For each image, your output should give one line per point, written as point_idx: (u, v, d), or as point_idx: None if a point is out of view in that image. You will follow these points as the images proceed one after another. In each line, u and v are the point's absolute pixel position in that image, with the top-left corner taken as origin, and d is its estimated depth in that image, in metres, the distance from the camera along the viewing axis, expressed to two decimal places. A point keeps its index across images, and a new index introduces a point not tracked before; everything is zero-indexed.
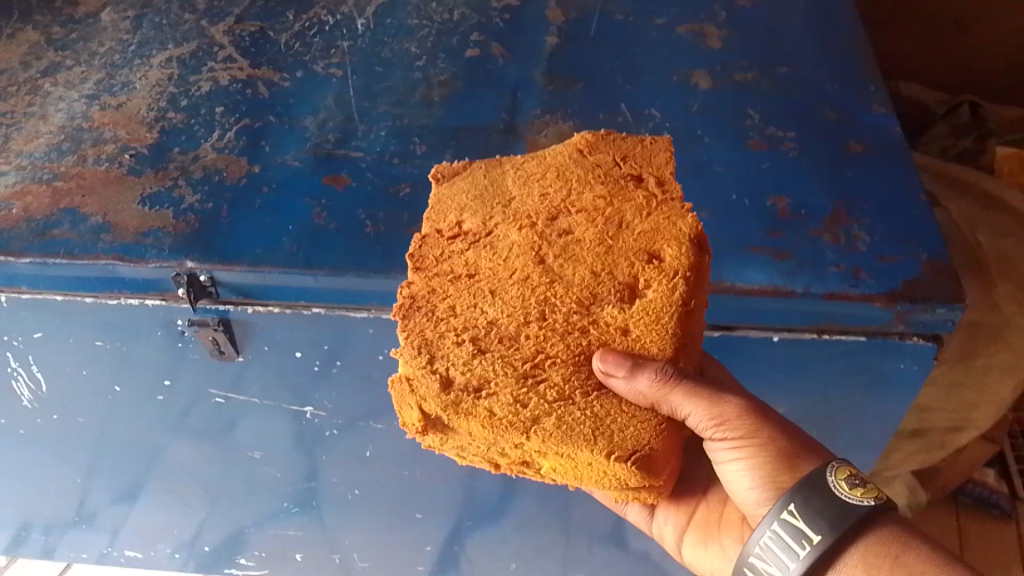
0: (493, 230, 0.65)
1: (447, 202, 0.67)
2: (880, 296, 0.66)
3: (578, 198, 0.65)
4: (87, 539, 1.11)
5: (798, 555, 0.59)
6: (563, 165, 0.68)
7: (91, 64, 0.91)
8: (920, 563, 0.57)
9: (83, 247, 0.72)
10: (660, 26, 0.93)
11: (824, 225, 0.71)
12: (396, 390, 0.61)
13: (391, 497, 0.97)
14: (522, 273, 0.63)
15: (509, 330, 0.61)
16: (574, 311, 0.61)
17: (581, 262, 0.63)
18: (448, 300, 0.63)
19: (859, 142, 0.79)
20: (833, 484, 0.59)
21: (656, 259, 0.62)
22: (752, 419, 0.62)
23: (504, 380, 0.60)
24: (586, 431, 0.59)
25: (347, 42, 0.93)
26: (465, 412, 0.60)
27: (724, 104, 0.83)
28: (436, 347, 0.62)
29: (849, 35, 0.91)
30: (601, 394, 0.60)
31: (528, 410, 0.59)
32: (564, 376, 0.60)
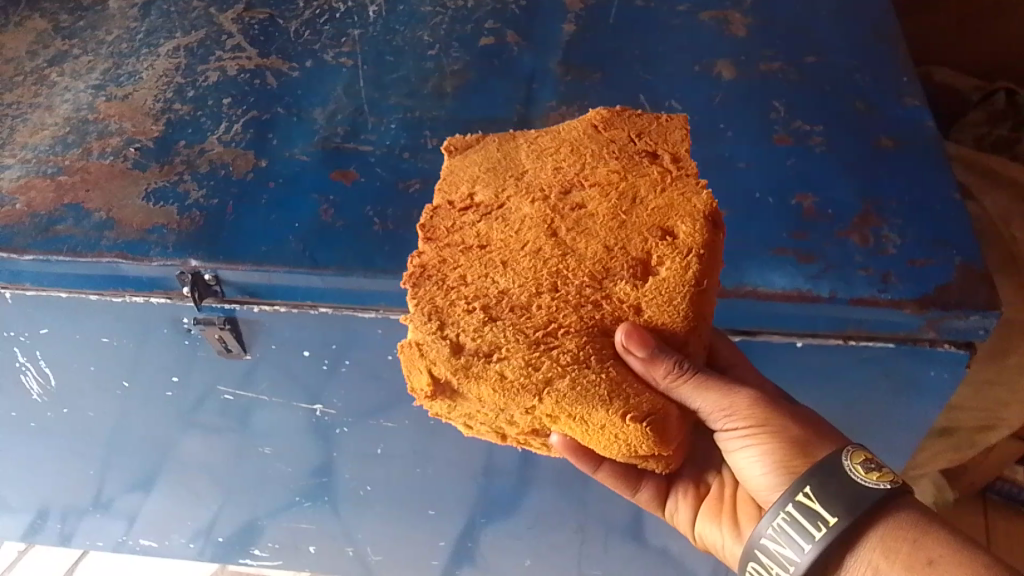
0: (505, 202, 0.63)
1: (459, 173, 0.66)
2: (910, 302, 0.63)
3: (591, 173, 0.64)
4: (103, 527, 1.11)
5: (812, 538, 0.55)
6: (576, 142, 0.67)
7: (97, 53, 0.89)
8: (941, 545, 0.53)
9: (85, 243, 0.70)
10: (681, 12, 0.89)
11: (851, 225, 0.68)
12: (406, 355, 0.58)
13: (404, 494, 0.96)
14: (533, 245, 0.61)
15: (520, 299, 0.59)
16: (586, 283, 0.59)
17: (595, 236, 0.61)
18: (459, 269, 0.60)
19: (890, 136, 0.75)
20: (849, 467, 0.56)
21: (669, 235, 0.60)
22: (763, 411, 0.59)
23: (515, 345, 0.57)
24: (602, 392, 0.55)
25: (357, 30, 0.90)
26: (475, 376, 0.56)
27: (748, 96, 0.79)
28: (446, 311, 0.59)
29: (880, 22, 0.87)
30: (616, 361, 0.56)
31: (538, 372, 0.56)
32: (578, 343, 0.56)
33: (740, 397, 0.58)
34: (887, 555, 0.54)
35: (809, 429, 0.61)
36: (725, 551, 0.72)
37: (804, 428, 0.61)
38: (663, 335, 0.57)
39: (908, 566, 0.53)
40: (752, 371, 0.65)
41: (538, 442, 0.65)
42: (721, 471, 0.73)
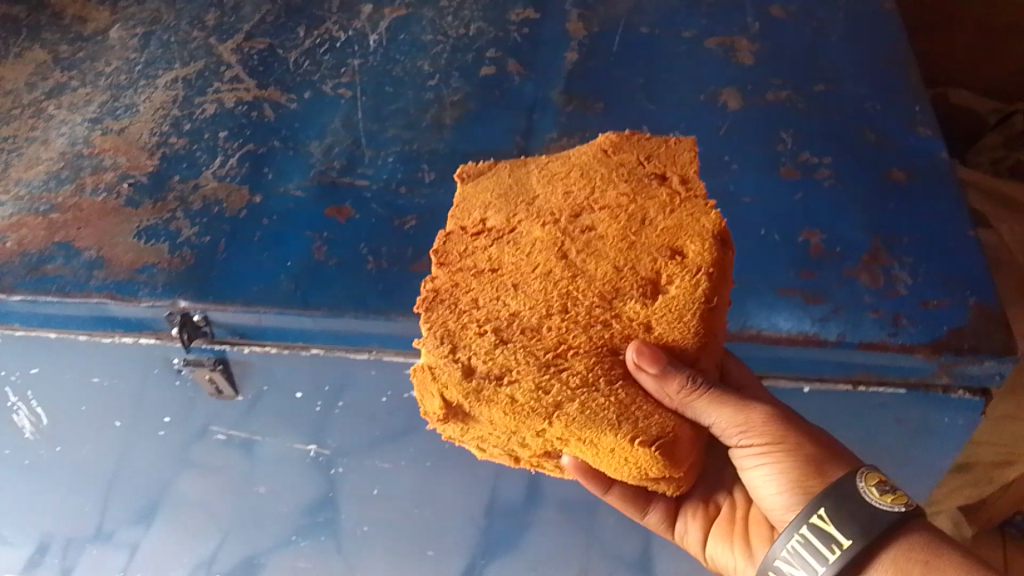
0: (516, 226, 0.61)
1: (472, 200, 0.65)
2: (923, 347, 0.60)
3: (601, 195, 0.62)
4: (102, 562, 1.10)
5: (825, 560, 0.53)
6: (585, 167, 0.65)
7: (96, 85, 0.88)
8: (954, 567, 0.51)
9: (75, 283, 0.69)
10: (687, 39, 0.87)
11: (861, 263, 0.65)
12: (419, 378, 0.57)
13: (403, 533, 0.93)
14: (542, 267, 0.59)
15: (531, 321, 0.57)
16: (596, 304, 0.57)
17: (605, 256, 0.59)
18: (471, 293, 0.59)
19: (902, 169, 0.72)
20: (864, 489, 0.54)
21: (678, 254, 0.58)
22: (776, 425, 0.56)
23: (526, 368, 0.55)
24: (611, 416, 0.53)
25: (357, 59, 0.89)
26: (487, 400, 0.55)
27: (755, 127, 0.77)
28: (457, 335, 0.58)
29: (893, 48, 0.85)
30: (626, 382, 0.54)
31: (548, 395, 0.54)
32: (588, 365, 0.55)
33: (755, 413, 0.55)
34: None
35: (825, 445, 0.58)
36: (737, 574, 0.68)
37: (820, 448, 0.57)
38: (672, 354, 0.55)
39: None
40: (768, 396, 0.61)
41: (550, 465, 0.64)
42: (733, 492, 0.69)
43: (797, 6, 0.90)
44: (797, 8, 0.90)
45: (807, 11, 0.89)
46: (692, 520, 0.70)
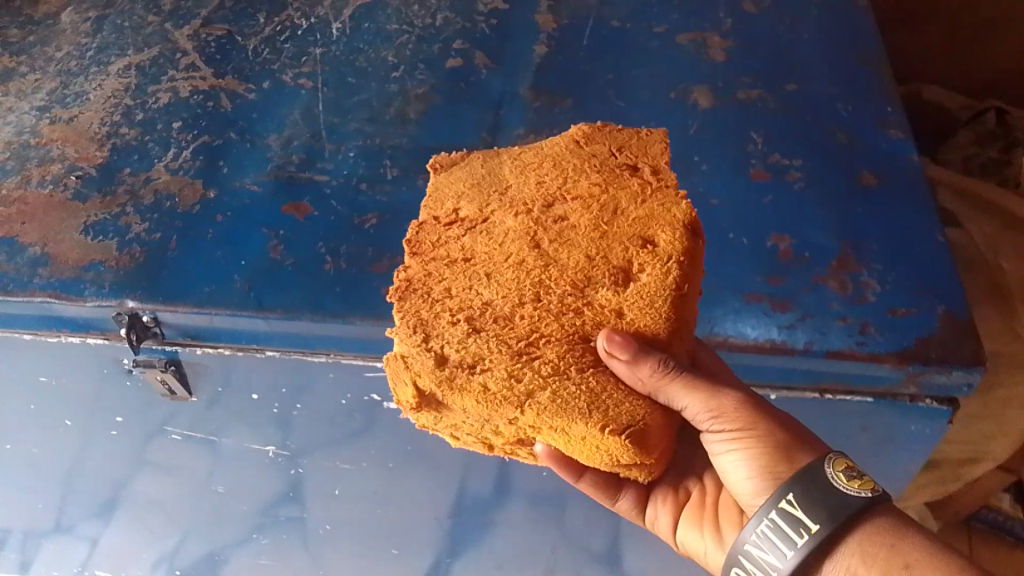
0: (490, 216, 0.59)
1: (445, 190, 0.62)
2: (891, 357, 0.59)
3: (574, 184, 0.60)
4: (57, 559, 1.06)
5: (793, 544, 0.51)
6: (558, 158, 0.62)
7: (45, 71, 0.85)
8: (920, 550, 0.49)
9: (16, 281, 0.66)
10: (658, 34, 0.85)
11: (830, 270, 0.64)
12: (391, 367, 0.55)
13: (366, 533, 0.91)
14: (515, 257, 0.57)
15: (504, 309, 0.55)
16: (568, 292, 0.55)
17: (577, 245, 0.57)
18: (444, 282, 0.57)
19: (873, 172, 0.71)
20: (831, 474, 0.51)
21: (649, 243, 0.56)
22: (748, 412, 0.54)
23: (498, 356, 0.53)
24: (581, 404, 0.52)
25: (319, 48, 0.86)
26: (460, 388, 0.53)
27: (725, 126, 0.75)
28: (429, 323, 0.56)
29: (866, 47, 0.83)
30: (598, 369, 0.53)
31: (520, 383, 0.52)
32: (560, 352, 0.53)
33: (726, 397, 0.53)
34: (864, 559, 0.50)
35: (794, 431, 0.55)
36: (708, 559, 0.66)
37: (792, 434, 0.55)
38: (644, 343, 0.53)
39: (886, 572, 0.49)
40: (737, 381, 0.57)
41: (524, 452, 0.62)
42: (703, 478, 0.66)
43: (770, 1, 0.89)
44: (770, 4, 0.88)
45: (780, 7, 0.88)
46: (661, 505, 0.67)
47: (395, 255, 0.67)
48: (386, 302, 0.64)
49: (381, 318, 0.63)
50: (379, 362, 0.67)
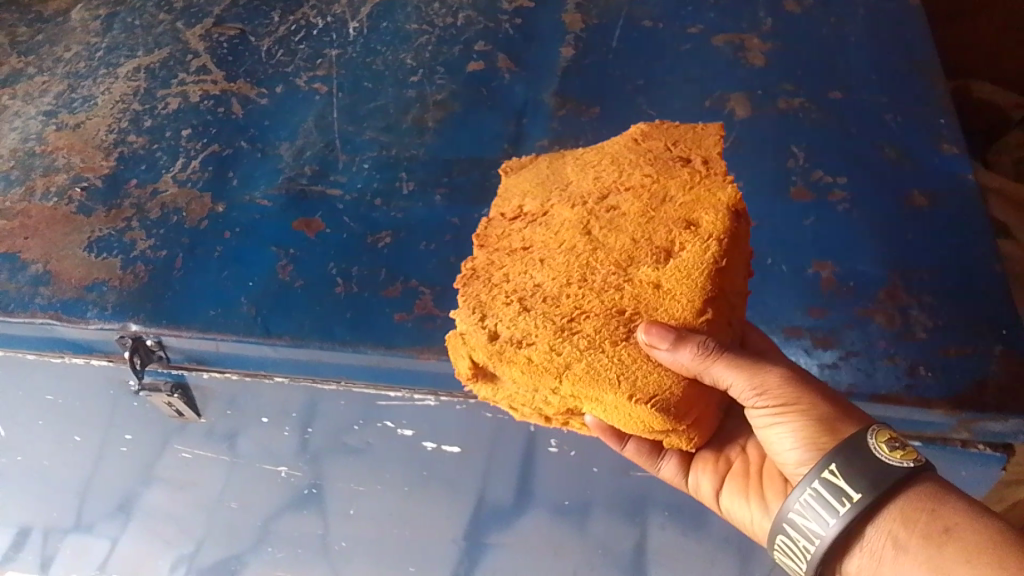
0: (549, 209, 0.57)
1: (512, 190, 0.60)
2: (941, 402, 0.55)
3: (627, 175, 0.57)
4: (75, 561, 1.05)
5: (835, 512, 0.47)
6: (620, 156, 0.59)
7: (53, 73, 0.83)
8: (963, 513, 0.44)
9: (18, 302, 0.64)
10: (692, 35, 0.80)
11: (875, 302, 0.60)
12: (451, 342, 0.53)
13: (382, 551, 0.88)
14: (567, 245, 0.54)
15: (552, 291, 0.53)
16: (612, 273, 0.52)
17: (625, 227, 0.54)
18: (502, 270, 0.55)
19: (923, 192, 0.66)
20: (873, 445, 0.47)
21: (692, 226, 0.53)
22: (796, 386, 0.49)
23: (543, 330, 0.51)
24: (611, 374, 0.49)
25: (335, 50, 0.82)
26: (508, 360, 0.51)
27: (763, 139, 0.70)
28: (487, 301, 0.54)
29: (918, 52, 0.78)
30: (630, 342, 0.50)
31: (559, 356, 0.50)
32: (597, 328, 0.50)
33: (769, 372, 0.48)
34: (904, 523, 0.45)
35: (841, 404, 0.50)
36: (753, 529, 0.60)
37: (841, 407, 0.50)
38: (675, 315, 0.50)
39: (927, 537, 0.44)
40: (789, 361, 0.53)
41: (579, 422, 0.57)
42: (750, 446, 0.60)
43: None
44: (813, 2, 0.83)
45: (824, 6, 0.82)
46: (703, 467, 0.62)
47: (408, 278, 0.63)
48: (398, 329, 0.60)
49: (391, 347, 0.59)
50: (391, 390, 0.64)
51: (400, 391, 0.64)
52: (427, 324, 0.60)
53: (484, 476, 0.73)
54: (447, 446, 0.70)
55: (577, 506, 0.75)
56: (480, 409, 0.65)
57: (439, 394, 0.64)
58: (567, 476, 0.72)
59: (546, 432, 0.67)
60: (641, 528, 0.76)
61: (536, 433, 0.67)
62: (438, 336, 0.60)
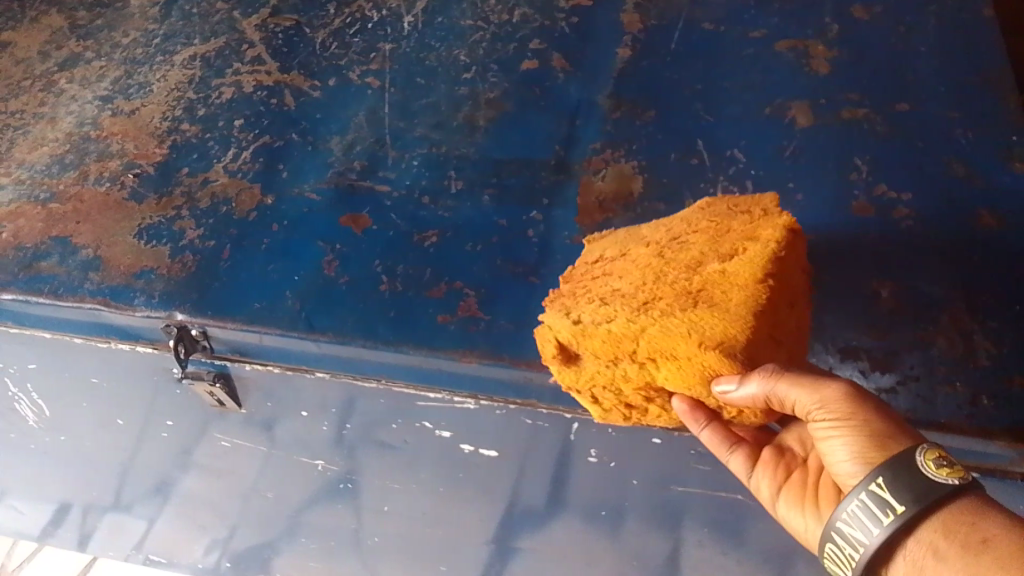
0: (625, 251, 0.59)
1: (590, 250, 0.61)
2: (1004, 434, 0.52)
3: (695, 224, 0.58)
4: (112, 539, 1.07)
5: (878, 521, 0.46)
6: (688, 218, 0.60)
7: (110, 58, 0.83)
8: (1005, 526, 0.43)
9: (68, 286, 0.65)
10: (754, 39, 0.78)
11: (938, 325, 0.57)
12: (538, 336, 0.56)
13: (414, 548, 0.88)
14: (643, 265, 0.56)
15: (629, 288, 0.55)
16: (683, 273, 0.54)
17: (694, 247, 0.56)
18: (584, 287, 0.57)
19: (992, 212, 0.63)
20: (920, 462, 0.45)
21: (754, 239, 0.55)
22: (855, 402, 0.47)
23: (621, 308, 0.53)
24: (681, 326, 0.50)
25: (389, 44, 0.81)
26: (590, 335, 0.53)
27: (824, 150, 0.68)
28: (572, 304, 0.56)
29: (991, 63, 0.74)
30: (698, 306, 0.51)
31: (635, 323, 0.52)
32: (670, 305, 0.52)
33: (831, 390, 0.47)
34: (946, 534, 0.44)
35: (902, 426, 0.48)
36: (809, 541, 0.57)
37: (901, 426, 0.47)
38: (738, 283, 0.51)
39: (964, 548, 0.43)
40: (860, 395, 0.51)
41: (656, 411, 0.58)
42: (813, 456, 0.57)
43: (883, 6, 0.80)
44: (881, 9, 0.80)
45: (894, 13, 0.80)
46: (764, 470, 0.58)
47: (453, 279, 0.62)
48: (441, 331, 0.59)
49: (433, 349, 0.59)
50: (431, 392, 0.63)
51: (440, 393, 0.63)
52: (471, 327, 0.59)
53: (518, 481, 0.72)
54: (484, 450, 0.69)
55: (614, 519, 0.73)
56: (520, 416, 0.63)
57: (479, 398, 0.62)
58: (606, 486, 0.69)
59: (586, 443, 0.65)
60: (678, 542, 0.74)
61: (575, 442, 0.65)
62: (481, 339, 0.59)
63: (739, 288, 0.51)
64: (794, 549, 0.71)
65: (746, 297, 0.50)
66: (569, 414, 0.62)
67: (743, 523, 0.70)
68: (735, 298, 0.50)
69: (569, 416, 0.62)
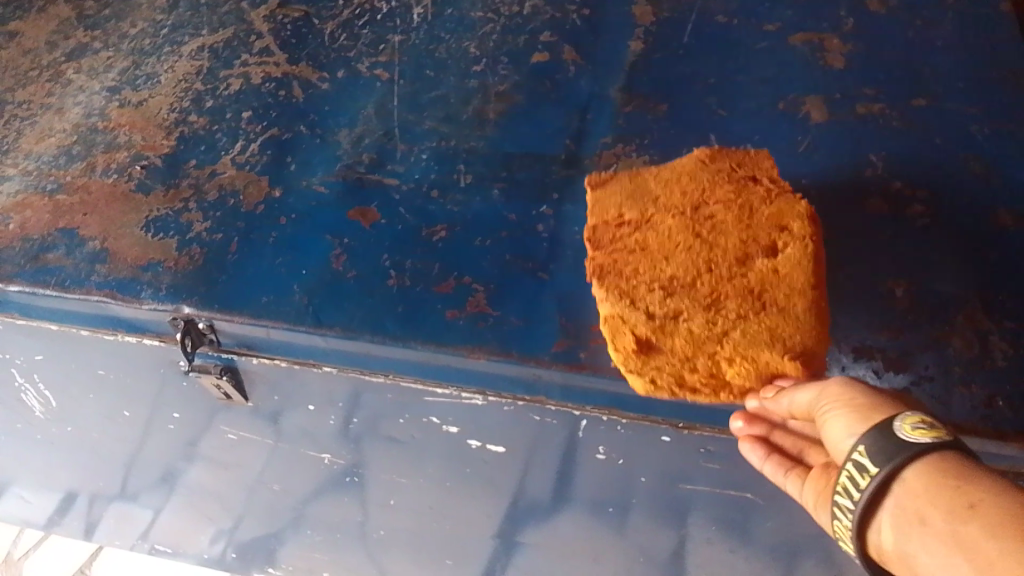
0: (651, 218, 0.59)
1: (603, 206, 0.61)
2: (1018, 436, 0.52)
3: (710, 191, 0.60)
4: (117, 530, 1.07)
5: (858, 486, 0.44)
6: (699, 179, 0.61)
7: (118, 48, 0.83)
8: (993, 491, 0.39)
9: (75, 278, 0.65)
10: (767, 33, 0.77)
11: (952, 324, 0.56)
12: (607, 327, 0.55)
13: (419, 542, 0.88)
14: (684, 247, 0.57)
15: (686, 280, 0.56)
16: (734, 266, 0.56)
17: (730, 231, 0.58)
18: (631, 267, 0.57)
19: (1009, 210, 0.62)
20: (896, 426, 0.43)
21: (786, 228, 0.57)
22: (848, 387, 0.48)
23: (691, 307, 0.55)
24: (764, 337, 0.53)
25: (398, 36, 0.81)
26: (669, 335, 0.55)
27: (838, 146, 0.67)
28: (630, 290, 0.56)
29: (1009, 58, 0.73)
30: (769, 313, 0.54)
31: (715, 326, 0.54)
32: (743, 312, 0.54)
33: (836, 384, 0.48)
34: (931, 500, 0.41)
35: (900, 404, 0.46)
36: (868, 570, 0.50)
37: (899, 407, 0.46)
38: (797, 288, 0.54)
39: (945, 512, 0.40)
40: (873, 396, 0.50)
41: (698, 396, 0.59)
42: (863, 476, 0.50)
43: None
44: (898, 2, 0.79)
45: (910, 7, 0.78)
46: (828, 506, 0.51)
47: (462, 274, 0.61)
48: (450, 326, 0.59)
49: (441, 345, 0.58)
50: (439, 387, 0.63)
51: (448, 389, 0.63)
52: (480, 323, 0.59)
53: (523, 477, 0.71)
54: (491, 445, 0.68)
55: (621, 515, 0.73)
56: (528, 412, 0.63)
57: (487, 394, 0.62)
58: (613, 482, 0.69)
59: (594, 439, 0.64)
60: (685, 539, 0.74)
61: (582, 438, 0.64)
62: (490, 335, 0.58)
63: (801, 294, 0.54)
64: (802, 548, 0.70)
65: (810, 303, 0.54)
66: (578, 412, 0.61)
67: (750, 521, 0.69)
68: (799, 304, 0.54)
69: (578, 414, 0.61)
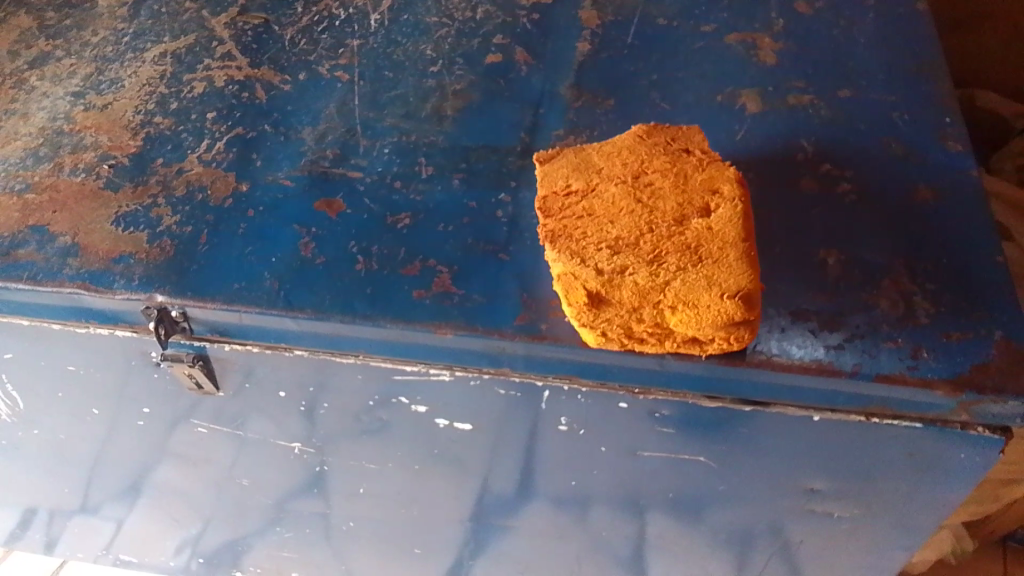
0: (596, 186, 0.63)
1: (552, 179, 0.64)
2: (943, 384, 0.57)
3: (649, 162, 0.64)
4: (82, 541, 1.06)
5: None
6: (638, 152, 0.65)
7: (81, 56, 0.85)
8: None
9: (47, 272, 0.66)
10: (705, 33, 0.82)
11: (880, 288, 0.61)
12: (561, 284, 0.59)
13: (391, 532, 0.90)
14: (627, 210, 0.61)
15: (630, 238, 0.60)
16: (673, 226, 0.61)
17: (668, 196, 0.62)
18: (580, 231, 0.61)
19: (928, 185, 0.68)
20: None
21: (717, 193, 0.62)
22: None
23: (635, 262, 0.59)
24: (701, 284, 0.58)
25: (357, 40, 0.84)
26: (617, 287, 0.58)
27: (773, 134, 0.72)
28: (580, 249, 0.60)
29: (923, 52, 0.80)
30: (705, 264, 0.59)
31: (658, 277, 0.58)
32: (682, 264, 0.59)
33: None
34: None
35: None
36: None
37: None
38: (729, 241, 0.59)
39: None
40: None
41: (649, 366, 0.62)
42: None
43: (824, 1, 0.85)
44: (823, 4, 0.85)
45: (835, 8, 0.85)
46: None
47: (427, 256, 0.65)
48: (416, 305, 0.62)
49: (410, 322, 0.61)
50: (408, 365, 0.66)
51: (417, 366, 0.65)
52: (445, 301, 0.62)
53: (491, 456, 0.74)
54: (459, 424, 0.71)
55: (584, 488, 0.76)
56: (493, 386, 0.66)
57: (454, 369, 0.65)
58: (576, 455, 0.72)
59: (556, 411, 0.67)
60: (642, 511, 0.78)
61: (545, 411, 0.67)
62: (456, 311, 0.61)
63: (733, 246, 0.59)
64: (755, 512, 0.74)
65: (742, 253, 0.59)
66: (540, 382, 0.64)
67: (707, 488, 0.72)
68: (732, 255, 0.59)
69: (540, 384, 0.65)
